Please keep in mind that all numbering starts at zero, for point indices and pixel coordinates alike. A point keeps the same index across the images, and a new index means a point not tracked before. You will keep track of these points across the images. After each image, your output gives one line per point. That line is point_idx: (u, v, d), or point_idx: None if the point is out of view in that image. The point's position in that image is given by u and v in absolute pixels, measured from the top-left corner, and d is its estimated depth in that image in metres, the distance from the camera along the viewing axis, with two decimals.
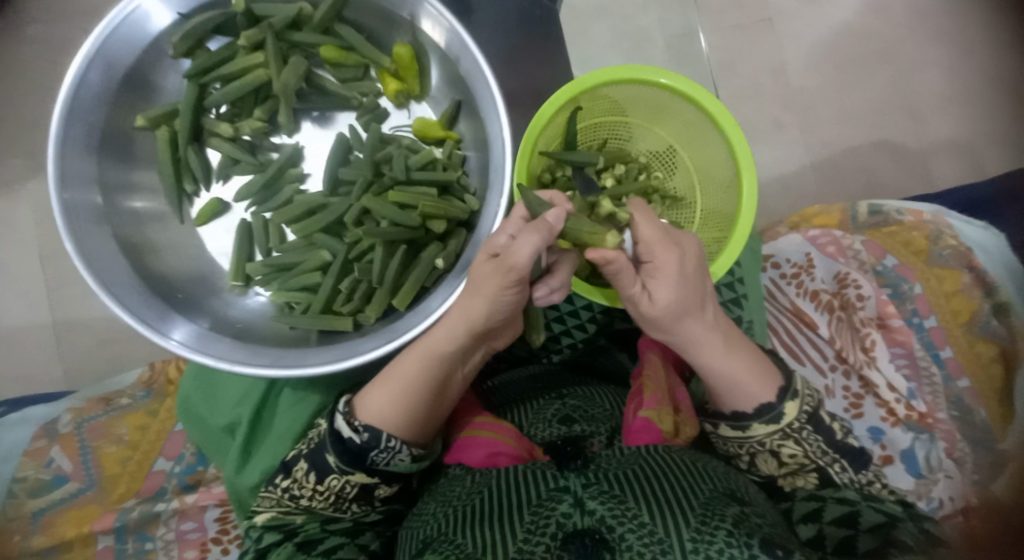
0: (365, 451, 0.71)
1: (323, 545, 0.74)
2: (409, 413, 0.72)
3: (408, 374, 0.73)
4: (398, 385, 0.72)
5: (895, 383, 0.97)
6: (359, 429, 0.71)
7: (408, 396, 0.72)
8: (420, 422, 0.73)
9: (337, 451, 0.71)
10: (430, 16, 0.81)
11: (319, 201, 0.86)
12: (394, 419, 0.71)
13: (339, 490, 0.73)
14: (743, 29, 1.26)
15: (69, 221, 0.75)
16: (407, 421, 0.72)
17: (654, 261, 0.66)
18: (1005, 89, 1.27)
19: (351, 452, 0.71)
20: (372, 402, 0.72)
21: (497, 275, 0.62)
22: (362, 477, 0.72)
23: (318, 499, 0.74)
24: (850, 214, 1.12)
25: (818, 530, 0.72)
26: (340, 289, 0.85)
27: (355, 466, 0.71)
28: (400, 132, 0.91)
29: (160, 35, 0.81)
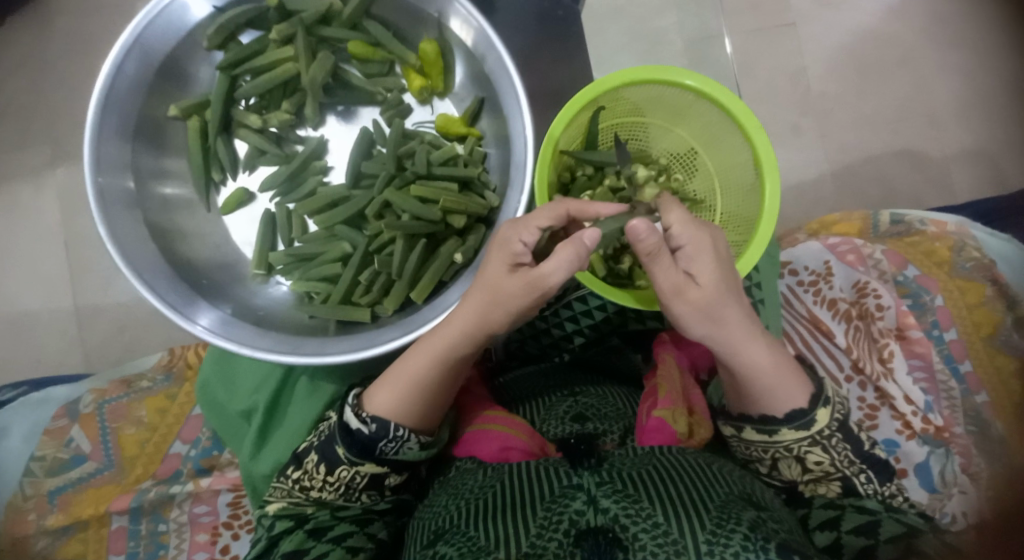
0: (373, 441, 0.71)
1: (333, 532, 0.75)
2: (416, 401, 0.72)
3: (413, 362, 0.72)
4: (406, 376, 0.72)
5: (912, 395, 0.96)
6: (366, 420, 0.72)
7: (416, 388, 0.72)
8: (428, 411, 0.74)
9: (345, 444, 0.72)
10: (459, 15, 0.82)
11: (341, 194, 0.88)
12: (402, 410, 0.72)
13: (349, 481, 0.74)
14: (767, 33, 1.26)
15: (101, 205, 0.77)
16: (416, 410, 0.73)
17: (695, 242, 0.65)
18: None
19: (359, 444, 0.71)
20: (382, 394, 0.73)
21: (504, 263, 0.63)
22: (371, 467, 0.73)
23: (327, 490, 0.75)
24: (871, 223, 1.12)
25: (835, 538, 0.72)
26: (359, 281, 0.86)
27: (363, 457, 0.72)
28: (422, 128, 0.92)
29: (196, 27, 0.83)
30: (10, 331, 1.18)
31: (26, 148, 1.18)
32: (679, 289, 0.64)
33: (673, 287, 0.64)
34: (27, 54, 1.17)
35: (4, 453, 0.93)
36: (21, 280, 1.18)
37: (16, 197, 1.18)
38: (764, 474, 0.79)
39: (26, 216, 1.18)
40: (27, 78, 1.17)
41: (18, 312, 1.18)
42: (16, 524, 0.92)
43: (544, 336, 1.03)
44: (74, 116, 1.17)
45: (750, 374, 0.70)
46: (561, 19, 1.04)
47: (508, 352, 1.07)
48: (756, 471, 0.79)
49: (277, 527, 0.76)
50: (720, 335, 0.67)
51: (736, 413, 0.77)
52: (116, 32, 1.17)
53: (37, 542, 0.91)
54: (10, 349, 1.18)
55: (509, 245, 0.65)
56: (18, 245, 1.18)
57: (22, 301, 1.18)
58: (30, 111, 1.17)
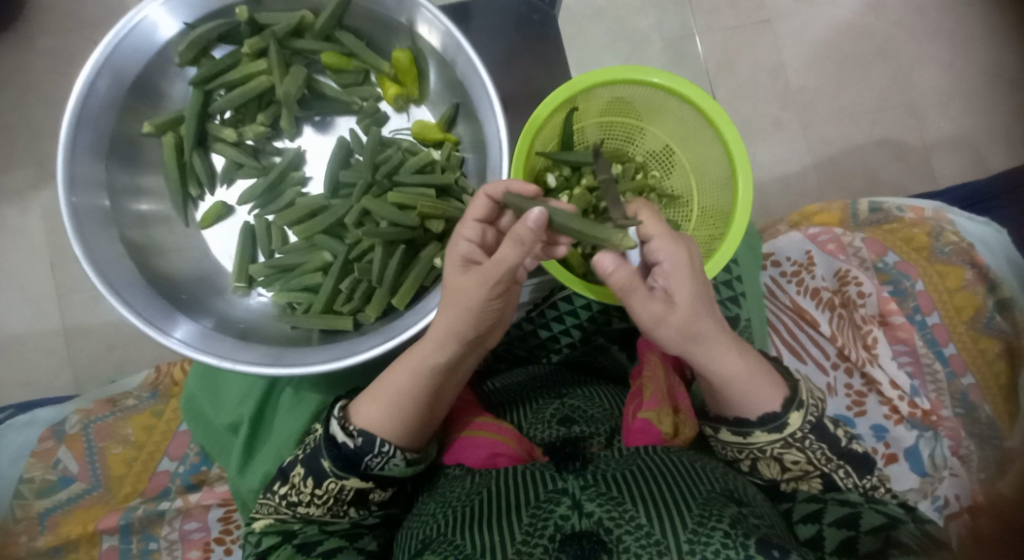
0: (359, 456, 0.70)
1: (322, 547, 0.75)
2: (402, 421, 0.71)
3: (397, 386, 0.72)
4: (394, 389, 0.72)
5: (898, 380, 0.97)
6: (353, 433, 0.70)
7: (404, 403, 0.71)
8: (415, 428, 0.73)
9: (332, 460, 0.70)
10: (425, 20, 0.83)
11: (320, 204, 0.88)
12: (389, 425, 0.71)
13: (337, 493, 0.73)
14: (744, 30, 1.26)
15: (76, 223, 0.77)
16: (405, 427, 0.72)
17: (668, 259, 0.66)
18: (1009, 85, 1.27)
19: (345, 457, 0.70)
20: (367, 410, 0.72)
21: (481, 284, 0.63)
22: (357, 482, 0.72)
23: (315, 505, 0.74)
24: (850, 212, 1.11)
25: (818, 531, 0.73)
26: (340, 290, 0.86)
27: (349, 470, 0.71)
28: (399, 136, 0.93)
29: (166, 44, 0.83)
30: None
31: (9, 172, 1.17)
32: (659, 316, 0.64)
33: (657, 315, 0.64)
34: (9, 78, 1.17)
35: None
36: (7, 303, 1.17)
37: (3, 220, 1.17)
38: (747, 473, 0.80)
39: (14, 239, 1.17)
40: (5, 101, 1.17)
41: (4, 335, 1.17)
42: (6, 547, 0.91)
43: (530, 337, 1.00)
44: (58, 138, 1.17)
45: (728, 382, 0.71)
46: (538, 23, 1.06)
47: (494, 354, 1.03)
48: (738, 469, 0.81)
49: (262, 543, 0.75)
50: (698, 351, 0.69)
51: (714, 415, 0.78)
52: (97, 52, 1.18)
53: None
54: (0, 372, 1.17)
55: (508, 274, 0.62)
56: (4, 270, 1.17)
57: (9, 323, 1.17)
58: (14, 133, 1.17)
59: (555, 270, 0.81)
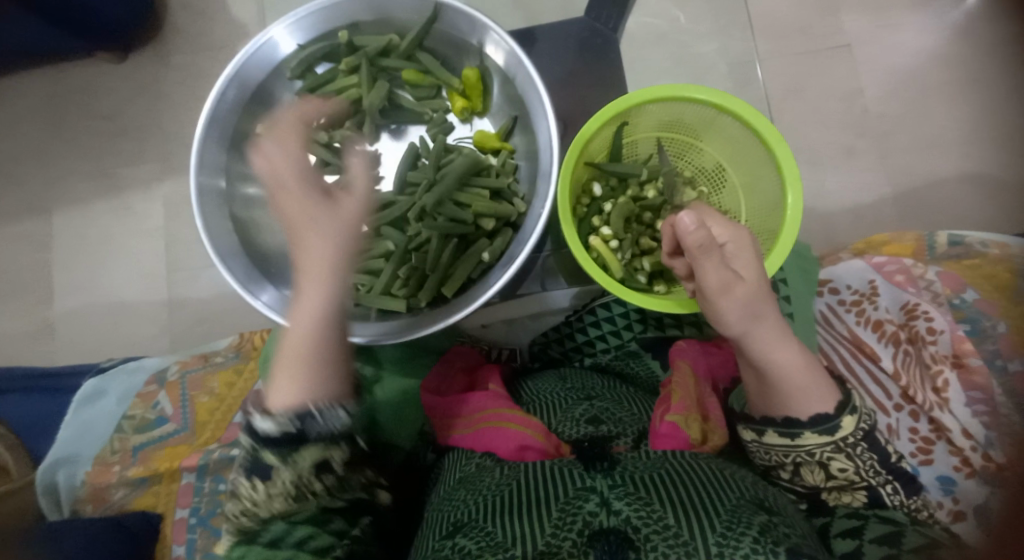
0: (302, 433, 0.61)
1: (297, 533, 0.65)
2: (319, 374, 0.63)
3: (296, 344, 0.64)
4: (297, 350, 0.63)
5: (970, 428, 0.87)
6: (276, 418, 0.60)
7: (313, 355, 0.63)
8: (335, 367, 0.65)
9: (276, 451, 0.61)
10: (493, 41, 0.93)
11: (388, 199, 0.99)
12: (315, 383, 0.63)
13: (298, 478, 0.63)
14: (819, 55, 1.23)
15: (201, 200, 0.93)
16: (326, 374, 0.64)
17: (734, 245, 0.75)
18: None
19: (280, 437, 0.61)
20: (280, 390, 0.62)
21: (337, 219, 0.67)
22: (311, 453, 0.62)
23: (273, 499, 0.63)
24: (927, 245, 1.06)
25: (858, 545, 0.74)
26: (398, 276, 0.97)
27: (294, 446, 0.61)
28: (462, 143, 1.03)
29: (282, 61, 1.00)
30: (105, 318, 1.33)
31: (135, 165, 1.35)
32: (726, 286, 0.70)
33: (722, 282, 0.70)
34: (144, 87, 1.37)
35: (101, 411, 1.09)
36: (120, 272, 1.34)
37: (130, 207, 1.35)
38: (785, 480, 0.81)
39: (134, 224, 1.34)
40: (142, 104, 1.36)
41: (117, 302, 1.33)
42: (101, 474, 1.03)
43: (567, 339, 1.05)
44: (179, 138, 1.35)
45: (783, 374, 0.74)
46: (599, 46, 1.17)
47: (532, 354, 1.11)
48: (776, 477, 0.82)
49: (223, 558, 0.64)
50: (758, 332, 0.73)
51: (760, 418, 0.80)
52: (216, 68, 1.36)
53: (118, 491, 1.02)
54: (105, 333, 1.32)
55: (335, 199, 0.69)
56: (117, 243, 1.34)
57: (120, 291, 1.33)
58: (142, 134, 1.36)
59: (578, 252, 0.85)
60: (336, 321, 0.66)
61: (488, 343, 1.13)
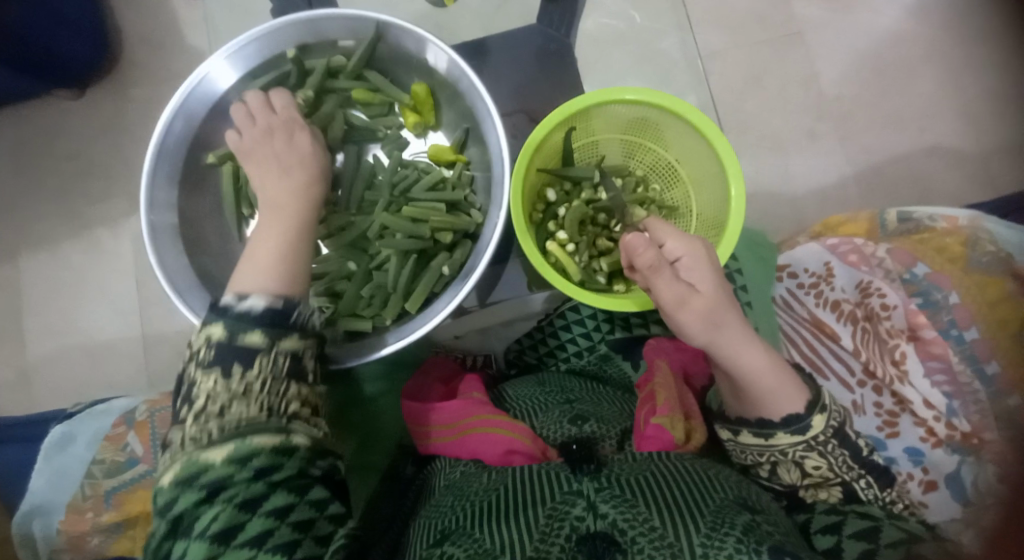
0: (283, 313, 0.71)
1: (256, 462, 0.64)
2: (274, 272, 0.76)
3: (264, 250, 0.79)
4: (272, 253, 0.78)
5: (932, 398, 0.91)
6: (245, 302, 0.69)
7: (279, 254, 0.78)
8: (291, 280, 0.76)
9: (262, 329, 0.69)
10: (432, 51, 0.94)
11: (346, 219, 0.99)
12: (269, 275, 0.75)
13: (273, 371, 0.68)
14: (775, 43, 1.24)
15: (153, 238, 0.93)
16: (278, 272, 0.76)
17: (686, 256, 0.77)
18: None
19: (267, 317, 0.69)
20: (246, 278, 0.74)
21: (278, 163, 0.87)
22: (292, 342, 0.70)
23: (248, 408, 0.66)
24: (879, 223, 1.08)
25: (836, 542, 0.76)
26: (361, 296, 0.98)
27: (280, 329, 0.70)
28: (418, 158, 1.04)
29: (226, 93, 0.99)
30: (85, 356, 1.31)
31: (102, 202, 1.34)
32: (682, 301, 0.71)
33: (676, 296, 0.71)
34: (106, 124, 1.35)
35: (71, 458, 1.07)
36: (95, 311, 1.32)
37: (99, 244, 1.33)
38: (764, 479, 0.83)
39: (107, 262, 1.33)
40: (107, 142, 1.35)
41: (96, 341, 1.31)
42: (76, 523, 1.03)
43: (540, 344, 1.05)
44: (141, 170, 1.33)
45: (752, 379, 0.74)
46: (555, 53, 1.15)
47: (508, 361, 1.11)
48: (755, 475, 0.84)
49: (182, 504, 0.62)
50: (723, 341, 0.73)
51: (734, 417, 0.82)
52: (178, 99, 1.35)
53: (94, 537, 1.03)
54: (86, 374, 1.30)
55: (269, 165, 0.87)
56: (90, 281, 1.33)
57: (97, 330, 1.32)
58: (109, 171, 1.34)
59: (535, 257, 0.85)
60: (296, 246, 0.81)
61: (462, 352, 1.13)
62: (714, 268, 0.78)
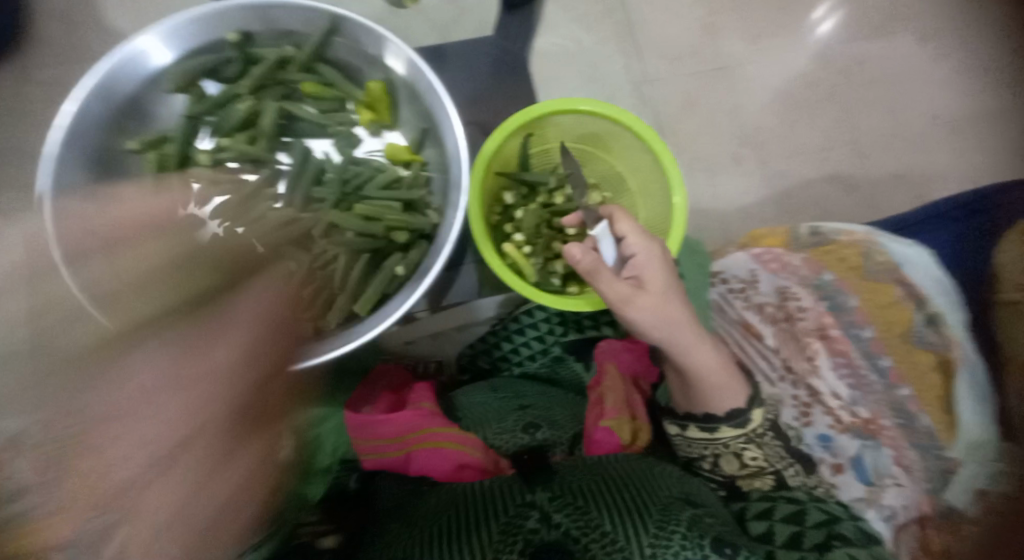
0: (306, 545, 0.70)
1: None
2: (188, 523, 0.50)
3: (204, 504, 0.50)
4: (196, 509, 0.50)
5: (839, 391, 1.03)
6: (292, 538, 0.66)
7: (184, 515, 0.49)
8: (228, 528, 0.54)
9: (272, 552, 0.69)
10: (393, 53, 0.92)
11: (291, 217, 0.93)
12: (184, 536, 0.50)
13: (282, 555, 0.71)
14: (702, 77, 1.33)
15: (57, 224, 0.83)
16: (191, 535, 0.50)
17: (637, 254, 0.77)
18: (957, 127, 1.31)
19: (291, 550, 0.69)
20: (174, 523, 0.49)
21: (260, 329, 0.55)
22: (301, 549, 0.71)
23: None
24: (794, 235, 1.12)
25: (768, 527, 0.75)
26: (303, 298, 0.91)
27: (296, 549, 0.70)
28: (372, 156, 1.00)
29: (158, 72, 0.93)
30: None
31: None
32: (629, 300, 0.75)
33: (622, 297, 0.75)
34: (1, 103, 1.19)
35: None
36: None
37: None
38: (705, 471, 0.85)
39: None
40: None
41: None
42: None
43: (493, 350, 1.00)
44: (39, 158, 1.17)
45: (702, 374, 0.80)
46: (510, 63, 1.17)
47: (459, 366, 1.07)
48: (697, 468, 0.85)
49: None
50: (674, 337, 0.78)
51: (682, 413, 0.85)
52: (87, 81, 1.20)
53: None
54: None
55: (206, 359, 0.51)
56: None
57: None
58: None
59: (491, 257, 0.86)
60: (222, 500, 0.51)
61: (412, 359, 1.07)
62: (667, 266, 0.78)
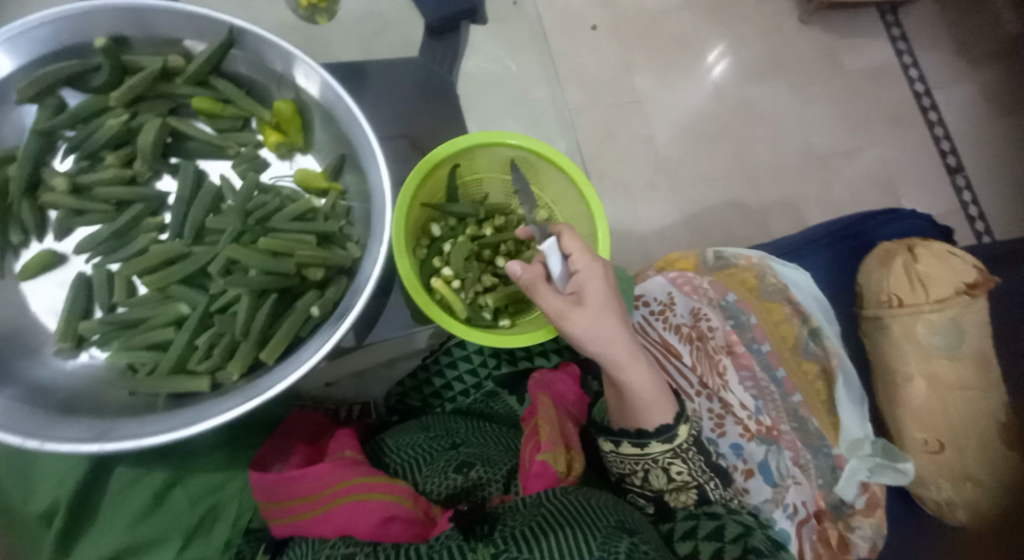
0: None
1: None
2: None
3: None
4: None
5: (745, 401, 1.09)
6: None
7: None
8: None
9: None
10: (302, 70, 0.86)
11: (178, 251, 0.84)
12: None
13: None
14: (614, 108, 1.37)
15: None
16: None
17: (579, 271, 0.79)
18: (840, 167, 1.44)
19: None
20: None
21: None
22: None
23: None
24: (702, 258, 1.24)
25: (693, 546, 0.83)
26: (196, 346, 0.82)
27: None
28: (280, 182, 0.92)
29: (1, 81, 0.79)
30: None
31: None
32: (563, 314, 0.76)
33: (555, 311, 0.76)
34: None
35: None
36: None
37: None
38: (636, 488, 0.90)
39: None
40: None
41: None
42: None
43: (425, 385, 1.00)
44: None
45: (636, 390, 0.80)
46: (438, 87, 1.13)
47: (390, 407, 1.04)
48: (628, 484, 0.90)
49: None
50: (607, 355, 0.77)
51: (615, 429, 0.86)
52: None
53: None
54: None
55: None
56: None
57: None
58: None
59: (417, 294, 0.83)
60: None
61: (334, 402, 1.04)
62: (609, 284, 0.79)
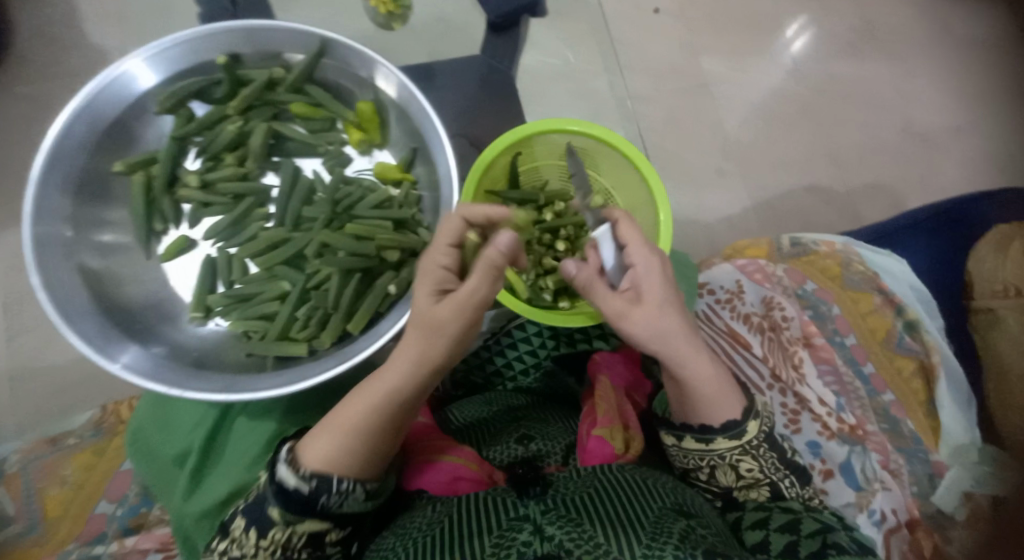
0: (315, 497, 0.68)
1: None
2: None
3: None
4: None
5: (826, 397, 1.03)
6: (306, 477, 0.68)
7: None
8: None
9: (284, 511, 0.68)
10: (383, 74, 0.92)
11: (282, 236, 0.94)
12: None
13: (285, 543, 0.69)
14: (680, 93, 1.36)
15: (38, 251, 0.81)
16: None
17: (636, 266, 0.75)
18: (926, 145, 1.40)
19: (299, 501, 0.68)
20: None
21: None
22: (312, 523, 0.69)
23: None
24: (776, 245, 1.19)
25: (764, 536, 0.79)
26: (296, 317, 0.91)
27: (304, 514, 0.68)
28: (361, 175, 1.01)
29: (142, 94, 0.91)
30: None
31: None
32: (622, 313, 0.74)
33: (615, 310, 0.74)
34: None
35: None
36: None
37: None
38: (703, 482, 0.86)
39: None
40: None
41: None
42: None
43: (487, 364, 1.05)
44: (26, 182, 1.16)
45: (697, 385, 0.78)
46: (498, 81, 1.19)
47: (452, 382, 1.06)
48: (694, 479, 0.87)
49: None
50: (665, 351, 0.76)
51: (678, 424, 0.84)
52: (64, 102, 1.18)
53: None
54: None
55: None
56: None
57: None
58: None
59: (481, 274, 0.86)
60: None
61: None
62: (670, 281, 0.76)
